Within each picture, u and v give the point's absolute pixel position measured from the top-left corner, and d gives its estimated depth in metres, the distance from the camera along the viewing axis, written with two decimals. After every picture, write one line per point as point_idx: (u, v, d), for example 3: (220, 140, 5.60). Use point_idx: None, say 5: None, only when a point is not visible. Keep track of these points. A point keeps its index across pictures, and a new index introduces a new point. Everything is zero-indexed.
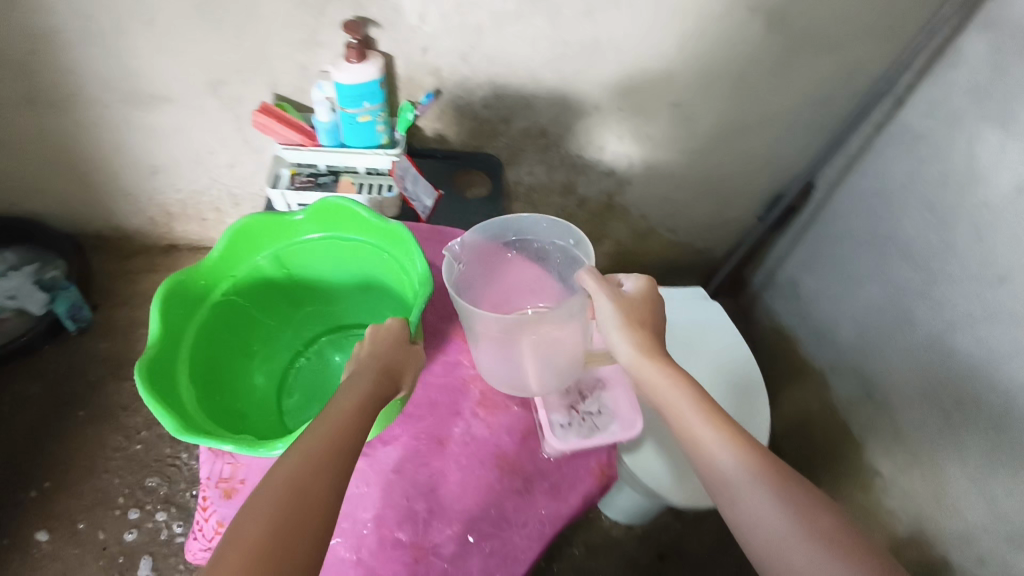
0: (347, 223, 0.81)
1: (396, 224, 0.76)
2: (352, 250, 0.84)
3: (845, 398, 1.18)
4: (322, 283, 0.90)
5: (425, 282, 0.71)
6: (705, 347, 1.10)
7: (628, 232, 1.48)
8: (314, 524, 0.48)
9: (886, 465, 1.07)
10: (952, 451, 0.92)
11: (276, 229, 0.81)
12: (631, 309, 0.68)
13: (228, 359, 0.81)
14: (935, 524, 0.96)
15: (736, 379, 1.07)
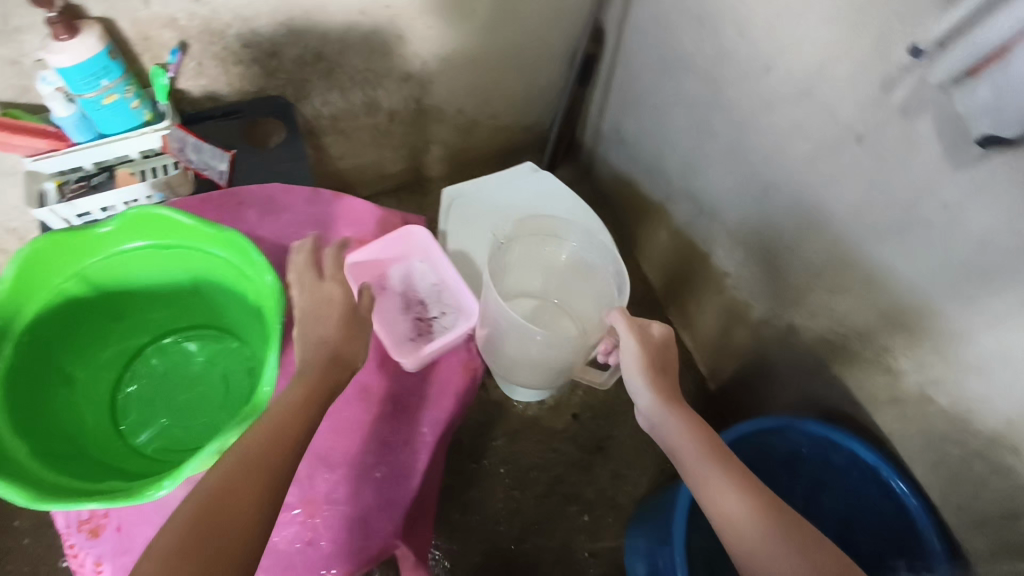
0: (171, 230, 0.71)
1: (233, 232, 0.68)
2: (178, 258, 0.75)
3: (685, 220, 1.26)
4: (153, 298, 0.80)
5: (275, 295, 0.65)
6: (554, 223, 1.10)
7: (451, 131, 1.45)
8: (240, 534, 0.52)
9: (729, 265, 1.17)
10: (771, 235, 1.02)
11: (81, 246, 0.70)
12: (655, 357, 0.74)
13: (63, 399, 0.71)
14: (772, 300, 1.07)
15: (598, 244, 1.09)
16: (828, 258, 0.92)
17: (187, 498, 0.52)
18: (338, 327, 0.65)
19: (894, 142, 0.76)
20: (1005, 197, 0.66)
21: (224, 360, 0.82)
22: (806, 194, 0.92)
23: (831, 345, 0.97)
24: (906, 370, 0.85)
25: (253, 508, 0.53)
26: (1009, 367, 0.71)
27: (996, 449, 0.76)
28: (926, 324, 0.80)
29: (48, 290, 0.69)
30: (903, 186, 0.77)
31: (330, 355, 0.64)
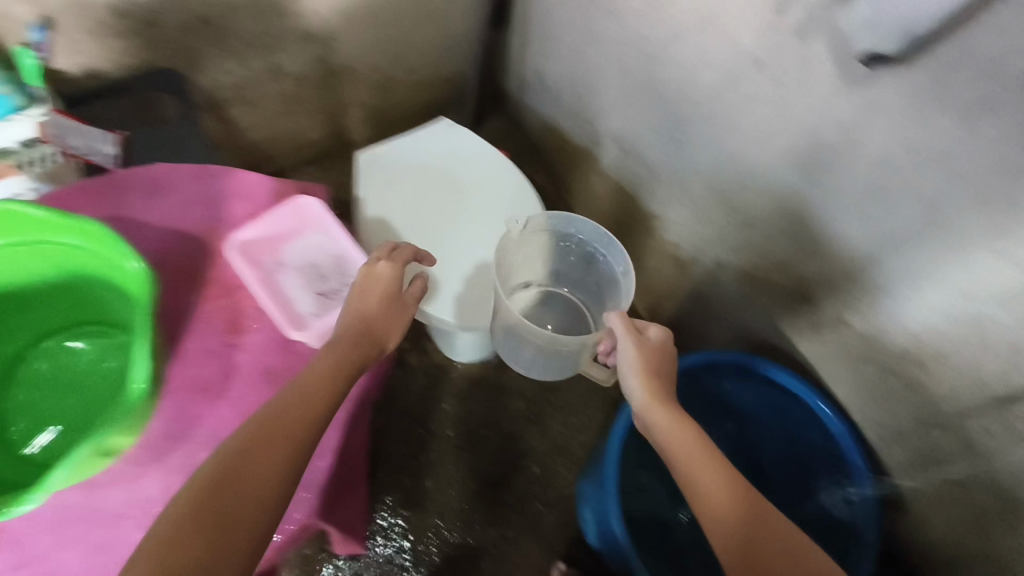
0: (26, 224, 0.67)
1: (93, 223, 0.65)
2: (42, 257, 0.71)
3: (611, 163, 1.24)
4: (26, 303, 0.76)
5: (143, 279, 0.63)
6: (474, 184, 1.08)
7: (368, 91, 1.39)
8: (257, 514, 0.55)
9: (656, 206, 1.16)
10: (691, 172, 1.00)
11: None
12: (652, 358, 0.72)
13: None
14: (697, 237, 1.06)
15: (522, 199, 1.08)
16: (746, 190, 0.90)
17: (211, 460, 0.56)
18: (380, 305, 0.72)
19: (794, 66, 0.73)
20: (900, 113, 0.64)
21: (112, 350, 0.78)
22: (719, 126, 0.89)
23: (756, 277, 0.97)
24: (823, 296, 0.85)
25: (272, 488, 0.56)
26: (915, 286, 0.71)
27: (908, 365, 0.76)
28: (838, 250, 0.79)
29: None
30: (804, 110, 0.75)
31: (363, 330, 0.69)
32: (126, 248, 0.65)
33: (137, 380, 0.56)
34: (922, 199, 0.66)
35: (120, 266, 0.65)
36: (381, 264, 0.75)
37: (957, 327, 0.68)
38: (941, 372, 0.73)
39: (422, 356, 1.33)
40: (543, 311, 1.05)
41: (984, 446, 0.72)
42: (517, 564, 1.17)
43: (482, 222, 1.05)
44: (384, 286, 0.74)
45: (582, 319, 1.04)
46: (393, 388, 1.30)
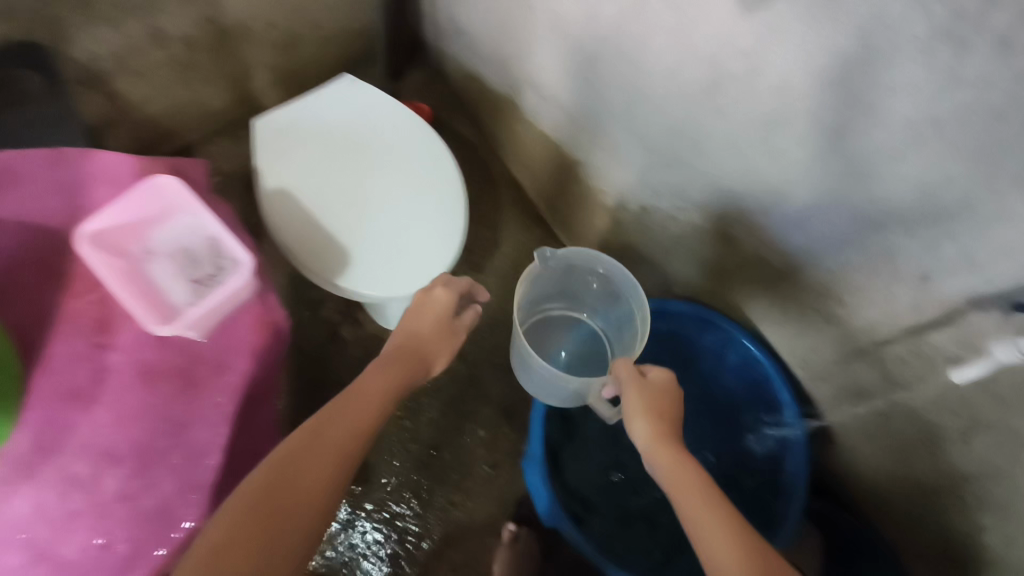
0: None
1: None
2: None
3: (534, 110, 1.17)
4: None
5: None
6: (383, 146, 1.00)
7: (270, 50, 1.28)
8: (303, 522, 0.57)
9: (580, 153, 1.10)
10: (607, 113, 0.94)
11: None
12: (654, 399, 0.67)
13: None
14: (622, 182, 1.01)
15: (435, 159, 1.01)
16: (659, 127, 0.84)
17: (270, 461, 0.59)
18: (433, 326, 0.80)
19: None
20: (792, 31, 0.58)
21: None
22: (627, 63, 0.83)
23: (679, 220, 0.92)
24: (742, 238, 0.82)
25: (319, 498, 0.58)
26: (827, 219, 0.68)
27: (826, 302, 0.74)
28: (752, 185, 0.75)
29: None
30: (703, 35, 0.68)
31: (414, 349, 0.77)
32: None
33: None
34: (826, 124, 0.61)
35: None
36: (438, 289, 0.83)
37: (869, 260, 0.66)
38: (857, 308, 0.70)
39: (356, 328, 1.28)
40: (560, 338, 1.01)
41: (902, 379, 0.71)
42: (468, 527, 1.17)
43: (393, 186, 0.98)
44: (437, 311, 0.81)
45: (597, 346, 1.01)
46: (327, 363, 1.26)
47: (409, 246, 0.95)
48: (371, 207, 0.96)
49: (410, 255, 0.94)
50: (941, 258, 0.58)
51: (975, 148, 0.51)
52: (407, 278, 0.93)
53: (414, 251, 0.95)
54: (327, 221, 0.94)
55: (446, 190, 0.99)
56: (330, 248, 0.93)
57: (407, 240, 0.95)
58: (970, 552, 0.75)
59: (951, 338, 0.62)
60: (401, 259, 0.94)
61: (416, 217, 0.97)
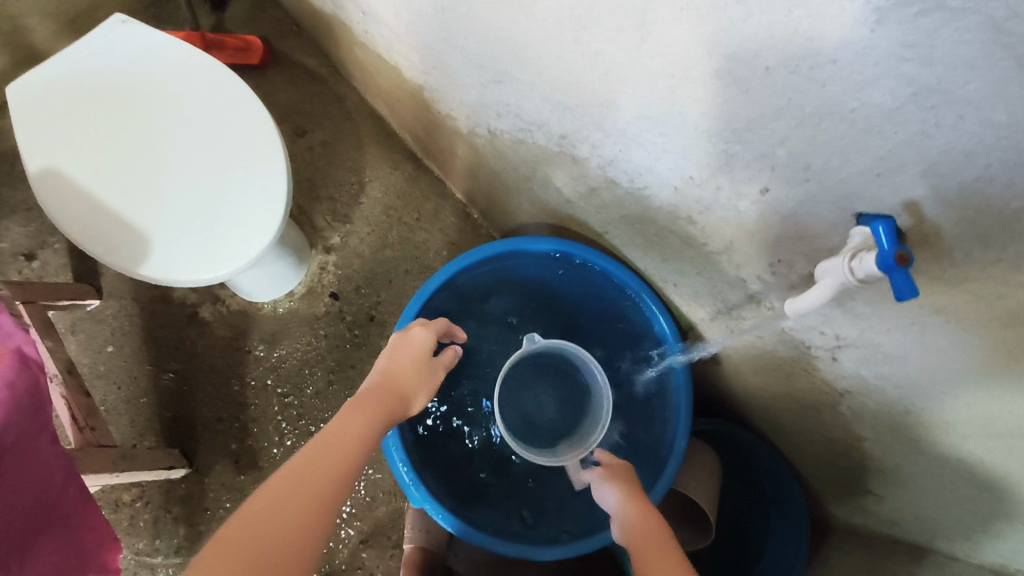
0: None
1: None
2: None
3: (362, 28, 0.99)
4: None
5: None
6: (175, 98, 0.84)
7: None
8: None
9: (420, 75, 0.95)
10: (426, 21, 0.78)
11: None
12: (618, 471, 0.66)
13: None
14: (464, 104, 0.87)
15: (239, 107, 0.85)
16: (477, 35, 0.70)
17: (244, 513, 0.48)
18: (410, 363, 0.68)
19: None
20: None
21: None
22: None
23: (527, 143, 0.80)
24: (587, 158, 0.71)
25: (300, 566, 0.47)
26: (658, 129, 0.57)
27: (679, 223, 0.65)
28: (579, 95, 0.62)
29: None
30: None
31: (392, 385, 0.65)
32: None
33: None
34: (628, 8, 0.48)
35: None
36: (416, 330, 0.72)
37: (707, 172, 0.56)
38: (709, 227, 0.61)
39: (217, 306, 1.14)
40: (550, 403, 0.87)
41: (766, 300, 0.63)
42: (374, 495, 1.11)
43: (193, 148, 0.82)
44: (415, 351, 0.70)
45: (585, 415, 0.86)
46: (191, 348, 1.12)
47: (222, 218, 0.81)
48: (171, 177, 0.81)
49: (224, 229, 0.81)
50: (776, 166, 0.49)
51: (784, 27, 0.39)
52: (225, 256, 0.81)
53: (228, 224, 0.81)
54: (115, 200, 0.80)
55: (259, 143, 0.84)
56: (123, 235, 0.79)
57: (218, 212, 0.81)
58: (856, 459, 0.71)
59: (802, 253, 0.54)
60: (215, 236, 0.81)
61: (227, 182, 0.82)
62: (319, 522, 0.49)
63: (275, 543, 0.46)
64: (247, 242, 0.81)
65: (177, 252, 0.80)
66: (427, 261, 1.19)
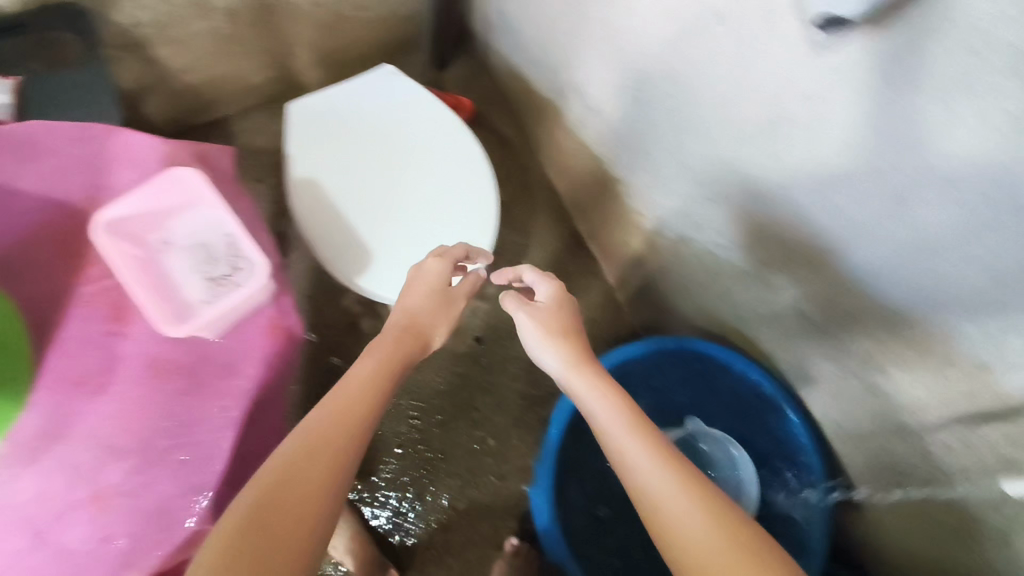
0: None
1: None
2: None
3: (576, 119, 1.12)
4: None
5: None
6: (416, 142, 0.99)
7: (312, 28, 1.23)
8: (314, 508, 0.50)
9: (621, 171, 1.05)
10: (639, 117, 0.90)
11: None
12: (554, 325, 0.67)
13: None
14: (662, 210, 0.97)
15: (467, 162, 0.98)
16: (687, 145, 0.82)
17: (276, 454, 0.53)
18: (428, 299, 0.73)
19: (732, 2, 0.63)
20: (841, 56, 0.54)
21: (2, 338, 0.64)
22: (665, 69, 0.79)
23: (718, 259, 0.88)
24: (751, 268, 0.82)
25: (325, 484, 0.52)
26: (882, 286, 0.64)
27: (870, 370, 0.71)
28: (766, 214, 0.74)
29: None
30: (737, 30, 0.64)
31: (408, 324, 0.70)
32: None
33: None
34: (847, 164, 0.60)
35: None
36: (430, 261, 0.76)
37: (860, 306, 0.68)
38: (905, 384, 0.67)
39: (375, 322, 1.26)
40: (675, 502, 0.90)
41: (943, 464, 0.67)
42: (469, 537, 1.15)
43: (424, 185, 0.96)
44: (431, 282, 0.74)
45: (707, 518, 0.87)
46: (343, 354, 1.23)
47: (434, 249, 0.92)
48: (398, 208, 0.94)
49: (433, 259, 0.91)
50: (935, 317, 0.60)
51: (1006, 207, 0.49)
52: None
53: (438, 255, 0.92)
54: (354, 216, 0.93)
55: (479, 192, 0.96)
56: (355, 245, 0.91)
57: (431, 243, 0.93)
58: None
59: (1005, 435, 0.59)
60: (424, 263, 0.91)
61: (444, 219, 0.94)
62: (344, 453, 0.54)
63: (304, 475, 0.51)
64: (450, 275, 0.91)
65: (391, 273, 0.91)
66: None
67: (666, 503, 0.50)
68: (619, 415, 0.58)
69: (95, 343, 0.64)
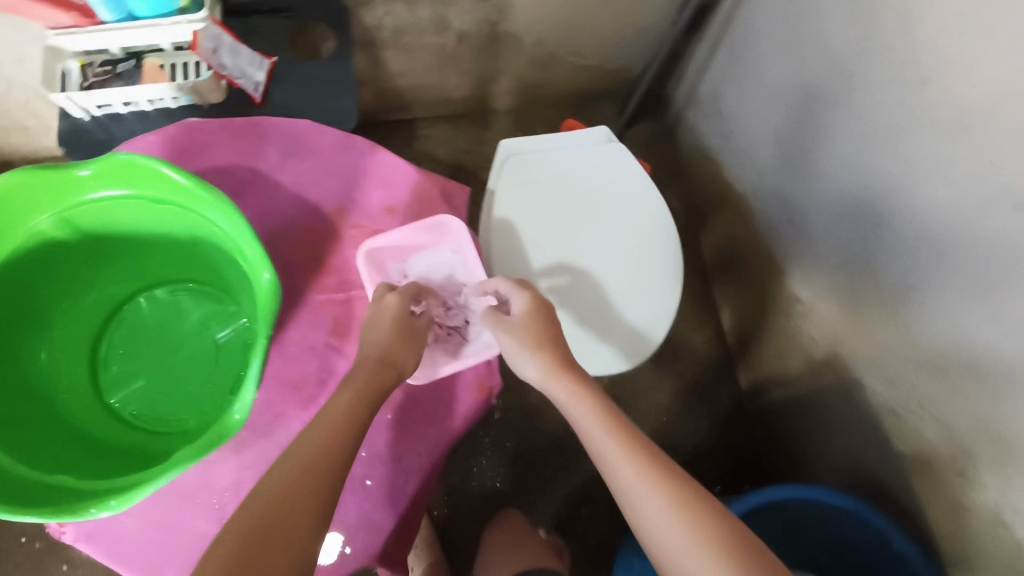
0: (161, 183, 0.54)
1: (212, 194, 0.53)
2: (178, 216, 0.58)
3: (768, 224, 1.09)
4: (151, 238, 0.62)
5: (271, 296, 0.51)
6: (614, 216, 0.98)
7: (527, 63, 1.25)
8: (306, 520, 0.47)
9: (805, 291, 1.03)
10: (797, 203, 1.00)
11: (55, 193, 0.54)
12: (526, 326, 0.67)
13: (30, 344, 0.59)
14: (853, 353, 0.93)
15: (656, 252, 0.98)
16: (840, 237, 0.92)
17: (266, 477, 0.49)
18: (388, 337, 0.63)
19: (932, 134, 0.73)
20: None
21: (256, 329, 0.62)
22: (842, 170, 0.89)
23: (903, 421, 0.86)
24: (885, 398, 0.88)
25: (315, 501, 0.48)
26: None
27: None
28: (892, 308, 0.85)
29: (17, 235, 0.54)
30: (923, 153, 0.75)
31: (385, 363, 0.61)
32: (262, 252, 0.52)
33: (239, 407, 0.49)
34: (980, 285, 0.71)
35: (254, 274, 0.54)
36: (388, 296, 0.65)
37: (952, 415, 0.78)
38: None
39: None
40: None
41: None
42: None
43: (611, 263, 0.97)
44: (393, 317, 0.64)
45: None
46: None
47: (603, 331, 0.94)
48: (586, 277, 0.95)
49: (601, 340, 0.94)
50: None
51: None
52: (590, 361, 0.94)
53: (606, 338, 0.94)
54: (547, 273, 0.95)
55: (663, 287, 0.97)
56: None
57: (603, 324, 0.94)
58: None
59: None
60: (592, 342, 0.94)
61: (622, 304, 0.95)
62: (328, 477, 0.50)
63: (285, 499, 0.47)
64: (611, 361, 0.94)
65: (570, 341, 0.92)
66: (686, 420, 1.26)
67: (641, 496, 0.55)
68: (597, 412, 0.61)
69: (314, 355, 0.67)
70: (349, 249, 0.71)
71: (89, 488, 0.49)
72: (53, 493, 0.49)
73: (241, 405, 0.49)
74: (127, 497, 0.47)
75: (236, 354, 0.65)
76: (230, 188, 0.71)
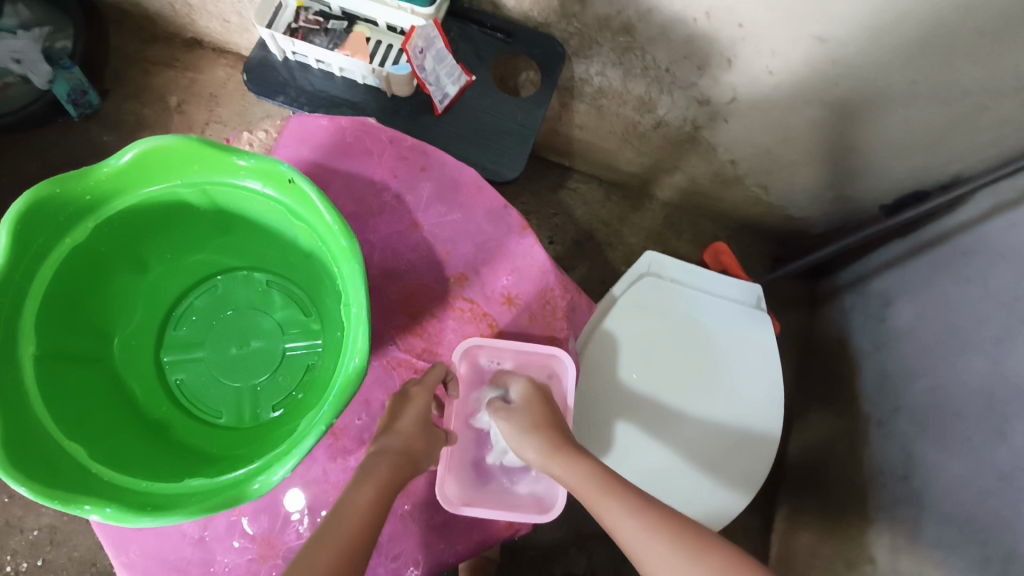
0: (303, 202, 0.53)
1: (345, 242, 0.51)
2: (305, 234, 0.57)
3: (879, 464, 0.96)
4: (270, 233, 0.61)
5: (350, 379, 0.48)
6: (735, 371, 0.89)
7: (708, 172, 1.16)
8: None
9: (883, 558, 0.90)
10: (924, 471, 0.87)
11: (203, 171, 0.55)
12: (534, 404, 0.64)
13: (115, 282, 0.60)
14: None
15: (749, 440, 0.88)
16: (956, 536, 0.79)
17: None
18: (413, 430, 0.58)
19: None
20: None
21: (322, 370, 0.59)
22: (996, 473, 0.75)
23: None
24: None
25: None
26: None
27: None
28: None
29: (153, 191, 0.55)
30: None
31: (407, 459, 0.56)
32: (365, 332, 0.49)
33: (264, 480, 0.47)
34: None
35: (347, 343, 0.51)
36: (415, 387, 0.62)
37: None
38: None
39: None
40: None
41: None
42: None
43: (726, 412, 0.88)
44: (416, 412, 0.60)
45: None
46: None
47: (706, 476, 0.87)
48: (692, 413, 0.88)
49: (689, 477, 0.87)
50: None
51: None
52: (685, 490, 0.87)
53: (709, 482, 0.87)
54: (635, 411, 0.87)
55: (738, 485, 0.87)
56: (606, 428, 0.86)
57: (692, 463, 0.87)
58: None
59: None
60: (689, 480, 0.87)
61: (703, 463, 0.87)
62: None
63: None
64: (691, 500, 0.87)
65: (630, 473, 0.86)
66: None
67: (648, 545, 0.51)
68: (593, 473, 0.57)
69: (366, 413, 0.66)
70: (449, 323, 0.69)
71: (94, 474, 0.50)
72: (57, 464, 0.49)
73: (264, 477, 0.47)
74: (120, 514, 0.46)
75: (294, 374, 0.64)
76: (370, 206, 0.69)
